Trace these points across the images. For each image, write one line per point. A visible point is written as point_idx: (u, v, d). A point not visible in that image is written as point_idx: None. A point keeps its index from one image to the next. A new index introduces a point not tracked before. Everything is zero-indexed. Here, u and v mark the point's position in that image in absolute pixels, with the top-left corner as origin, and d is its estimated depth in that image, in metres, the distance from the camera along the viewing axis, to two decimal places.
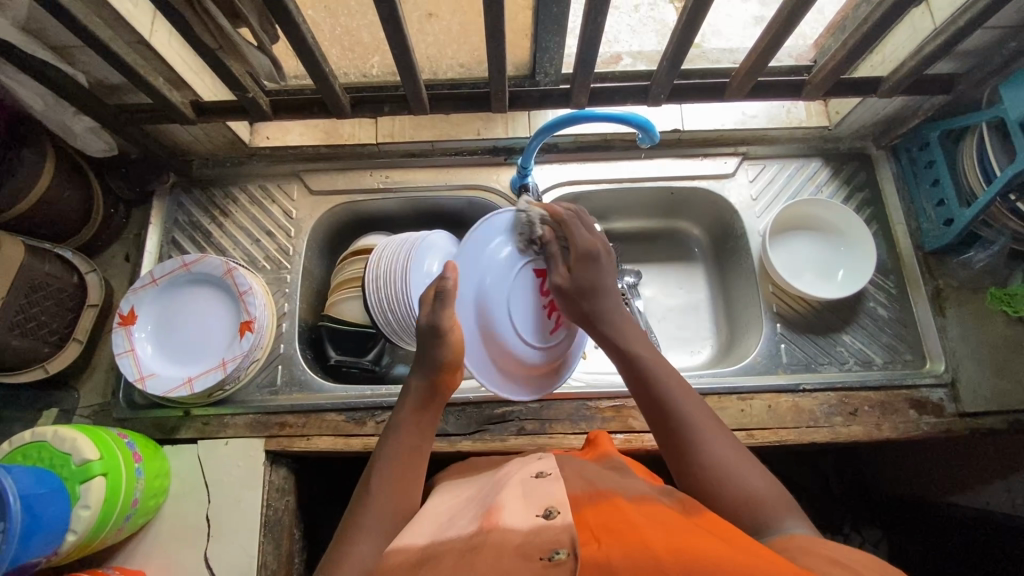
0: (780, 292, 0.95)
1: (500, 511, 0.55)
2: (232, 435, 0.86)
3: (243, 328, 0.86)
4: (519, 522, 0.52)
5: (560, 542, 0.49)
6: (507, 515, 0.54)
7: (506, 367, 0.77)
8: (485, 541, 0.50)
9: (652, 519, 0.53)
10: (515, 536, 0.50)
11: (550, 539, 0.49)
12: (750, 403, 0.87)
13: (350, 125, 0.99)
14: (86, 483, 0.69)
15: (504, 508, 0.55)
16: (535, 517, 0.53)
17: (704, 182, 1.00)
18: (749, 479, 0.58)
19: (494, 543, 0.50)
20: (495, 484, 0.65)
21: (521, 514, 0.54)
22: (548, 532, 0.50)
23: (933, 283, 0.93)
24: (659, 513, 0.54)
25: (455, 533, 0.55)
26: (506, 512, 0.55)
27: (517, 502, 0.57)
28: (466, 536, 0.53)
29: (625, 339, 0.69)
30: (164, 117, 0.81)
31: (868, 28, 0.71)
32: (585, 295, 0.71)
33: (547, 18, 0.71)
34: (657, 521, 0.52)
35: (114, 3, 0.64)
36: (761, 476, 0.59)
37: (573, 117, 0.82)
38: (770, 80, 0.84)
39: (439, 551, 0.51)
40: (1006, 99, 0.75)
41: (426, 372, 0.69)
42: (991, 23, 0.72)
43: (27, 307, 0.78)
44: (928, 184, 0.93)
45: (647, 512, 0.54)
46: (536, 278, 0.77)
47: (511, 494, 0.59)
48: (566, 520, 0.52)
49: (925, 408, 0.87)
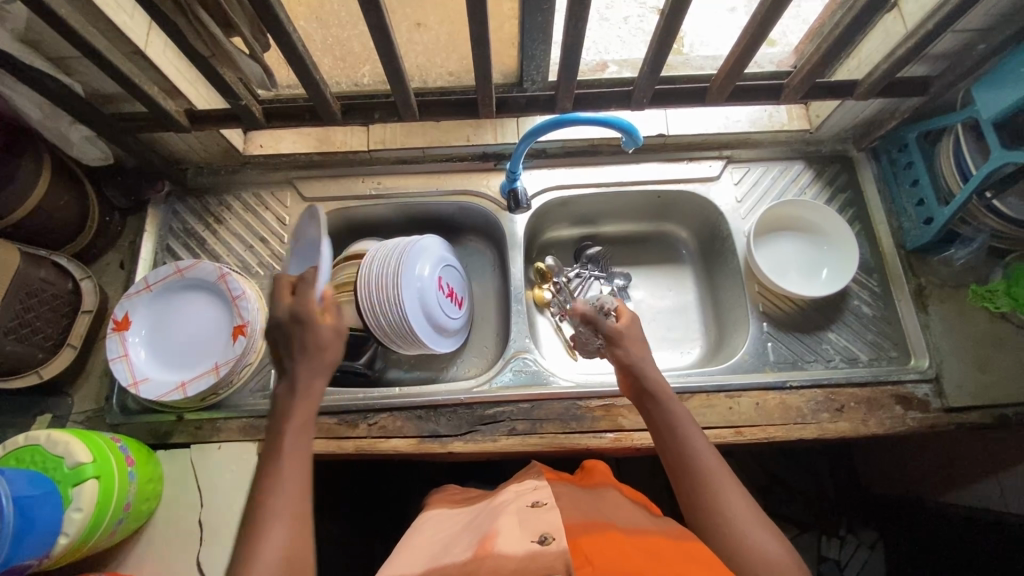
0: (766, 292, 0.97)
1: (496, 537, 0.56)
2: (225, 439, 0.87)
3: (236, 332, 0.87)
4: (515, 549, 0.53)
5: (557, 568, 0.49)
6: (503, 539, 0.55)
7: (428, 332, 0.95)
8: (481, 568, 0.52)
9: (645, 552, 0.54)
10: (511, 564, 0.51)
11: (545, 566, 0.49)
12: (737, 400, 0.88)
13: (341, 133, 1.02)
14: (79, 487, 0.70)
15: (501, 532, 0.57)
16: (529, 542, 0.54)
17: (691, 186, 1.02)
18: (767, 543, 0.59)
19: (490, 570, 0.51)
20: (494, 507, 0.67)
21: (518, 538, 0.55)
22: (544, 558, 0.50)
23: (915, 281, 0.95)
24: (655, 545, 0.55)
25: (452, 559, 0.57)
26: (501, 536, 0.56)
27: (513, 526, 0.58)
28: (460, 562, 0.55)
29: (659, 386, 0.73)
30: (158, 126, 0.83)
31: (839, 33, 0.74)
32: (629, 342, 0.77)
33: (533, 27, 0.73)
34: (650, 553, 0.53)
35: (110, 14, 0.66)
36: (776, 535, 0.60)
37: (557, 121, 0.83)
38: (750, 84, 0.87)
39: None
40: (979, 100, 0.77)
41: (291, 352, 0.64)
42: (959, 27, 0.75)
43: (22, 313, 0.79)
44: (908, 185, 0.95)
45: (640, 544, 0.56)
46: (417, 259, 0.92)
47: (508, 519, 0.60)
48: (561, 545, 0.52)
49: (911, 403, 0.88)
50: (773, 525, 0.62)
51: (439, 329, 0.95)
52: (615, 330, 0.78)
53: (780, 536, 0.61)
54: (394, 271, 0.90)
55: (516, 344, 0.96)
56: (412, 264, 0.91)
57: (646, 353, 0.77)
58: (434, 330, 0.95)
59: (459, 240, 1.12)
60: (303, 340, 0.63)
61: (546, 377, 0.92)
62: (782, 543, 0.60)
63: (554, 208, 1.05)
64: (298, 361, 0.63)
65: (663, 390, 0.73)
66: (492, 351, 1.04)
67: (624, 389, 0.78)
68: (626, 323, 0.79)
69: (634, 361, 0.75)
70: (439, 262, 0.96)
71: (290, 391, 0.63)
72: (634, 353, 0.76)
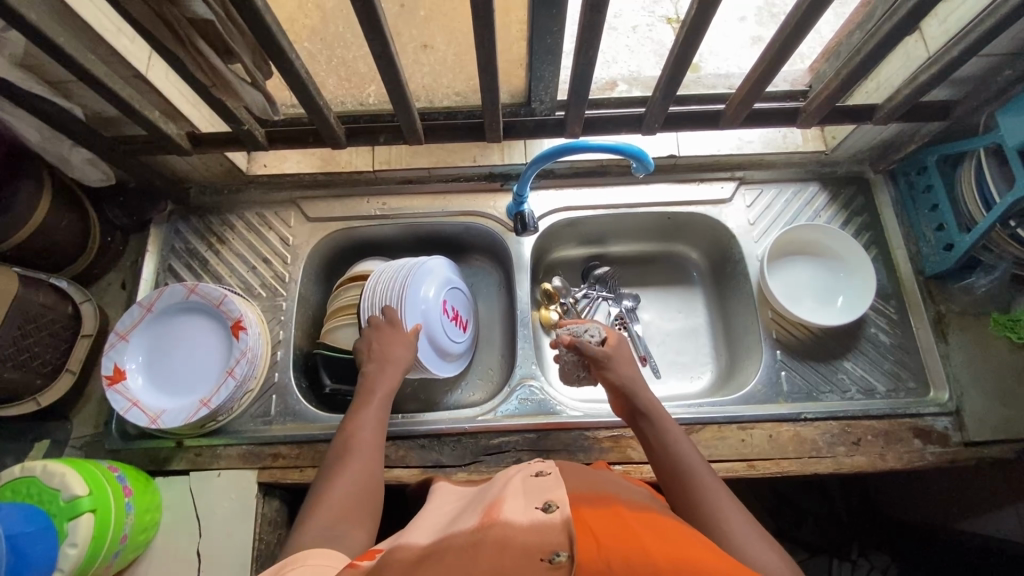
0: (779, 318, 0.94)
1: (502, 506, 0.52)
2: (224, 466, 0.85)
3: (229, 369, 0.84)
4: (520, 516, 0.48)
5: (560, 543, 0.44)
6: (507, 511, 0.50)
7: (440, 354, 0.92)
8: (485, 536, 0.46)
9: (653, 529, 0.48)
10: (518, 533, 0.46)
11: (550, 538, 0.45)
12: (750, 432, 0.86)
13: (346, 153, 1.01)
14: (74, 520, 0.68)
15: (504, 504, 0.52)
16: (534, 513, 0.49)
17: (702, 208, 1.00)
18: (762, 554, 0.55)
19: (496, 539, 0.45)
20: (493, 485, 0.62)
21: (522, 510, 0.50)
22: (549, 530, 0.46)
23: (933, 309, 0.92)
24: (660, 523, 0.50)
25: (456, 529, 0.51)
26: (506, 507, 0.51)
27: (516, 498, 0.53)
28: (466, 531, 0.49)
29: (648, 400, 0.75)
30: (160, 149, 0.82)
31: (860, 60, 0.71)
32: (617, 364, 0.79)
33: (541, 48, 0.69)
34: (652, 527, 0.48)
35: (111, 40, 0.65)
36: (780, 554, 0.56)
37: (568, 147, 0.80)
38: (766, 107, 0.85)
39: (440, 546, 0.48)
40: (1003, 125, 0.74)
41: (377, 349, 0.82)
42: (986, 52, 0.72)
43: (20, 339, 0.78)
44: (927, 209, 0.92)
45: (645, 518, 0.50)
46: (426, 277, 0.91)
47: (512, 490, 0.56)
48: (565, 516, 0.47)
49: (930, 437, 0.86)
50: (776, 543, 0.58)
51: (440, 352, 0.93)
52: (604, 353, 0.80)
53: (785, 555, 0.56)
54: (400, 289, 0.88)
55: (522, 370, 0.93)
56: (420, 283, 0.90)
57: (634, 373, 0.78)
58: (437, 354, 0.93)
59: (465, 259, 1.10)
60: (391, 339, 0.83)
61: (553, 406, 0.89)
62: (786, 561, 0.55)
63: (562, 228, 1.03)
64: (399, 348, 0.82)
65: (653, 406, 0.74)
66: (497, 375, 1.02)
67: (618, 409, 0.79)
68: (612, 346, 0.81)
69: (621, 381, 0.77)
70: (444, 285, 0.94)
71: (376, 373, 0.78)
72: (621, 374, 0.78)
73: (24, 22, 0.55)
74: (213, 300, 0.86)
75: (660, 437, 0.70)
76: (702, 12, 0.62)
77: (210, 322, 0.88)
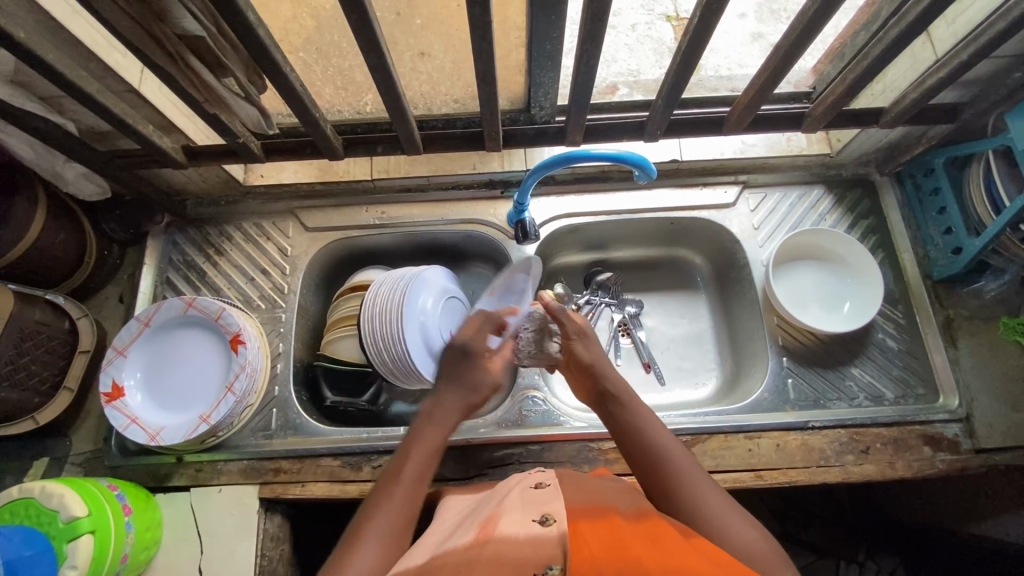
0: (785, 324, 0.93)
1: (498, 520, 0.50)
2: (225, 482, 0.84)
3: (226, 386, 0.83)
4: (516, 530, 0.47)
5: (554, 557, 0.43)
6: (503, 523, 0.49)
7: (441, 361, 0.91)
8: (482, 552, 0.45)
9: (646, 536, 0.47)
10: (512, 547, 0.45)
11: (545, 552, 0.44)
12: (757, 442, 0.85)
13: (343, 162, 1.00)
14: (74, 542, 0.67)
15: (502, 517, 0.51)
16: (529, 522, 0.48)
17: (705, 213, 0.99)
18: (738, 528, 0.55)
19: (491, 556, 0.44)
20: (494, 496, 0.61)
21: (518, 521, 0.49)
22: (543, 544, 0.44)
23: (943, 313, 0.91)
24: (657, 530, 0.49)
25: (454, 544, 0.50)
26: (503, 520, 0.50)
27: (514, 511, 0.52)
28: (461, 547, 0.48)
29: (614, 386, 0.73)
30: (152, 162, 0.81)
31: (868, 64, 0.69)
32: (590, 342, 0.78)
33: (541, 55, 0.68)
34: (646, 535, 0.47)
35: (102, 55, 0.64)
36: (753, 525, 0.56)
37: (567, 157, 0.79)
38: (770, 112, 0.83)
39: (436, 565, 0.47)
40: (1012, 128, 0.72)
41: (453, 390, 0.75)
42: (995, 54, 0.71)
43: (17, 357, 0.77)
44: (934, 212, 0.91)
45: (640, 526, 0.49)
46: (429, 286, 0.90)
47: (509, 504, 0.54)
48: (561, 529, 0.46)
49: (940, 444, 0.84)
50: (750, 516, 0.57)
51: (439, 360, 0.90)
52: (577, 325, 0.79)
53: (762, 530, 0.56)
54: (399, 301, 0.86)
55: (525, 381, 0.92)
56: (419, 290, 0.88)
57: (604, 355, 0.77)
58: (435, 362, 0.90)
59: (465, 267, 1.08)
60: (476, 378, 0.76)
61: (557, 417, 0.88)
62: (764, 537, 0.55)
63: (565, 234, 1.02)
64: (457, 390, 0.74)
65: (621, 388, 0.72)
66: None
67: (583, 392, 0.77)
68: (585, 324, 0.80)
69: (591, 359, 0.76)
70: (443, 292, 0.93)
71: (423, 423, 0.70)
72: (592, 350, 0.77)
73: (14, 42, 0.54)
74: (214, 317, 0.85)
75: (629, 422, 0.68)
76: (704, 19, 0.60)
77: (211, 336, 0.87)
